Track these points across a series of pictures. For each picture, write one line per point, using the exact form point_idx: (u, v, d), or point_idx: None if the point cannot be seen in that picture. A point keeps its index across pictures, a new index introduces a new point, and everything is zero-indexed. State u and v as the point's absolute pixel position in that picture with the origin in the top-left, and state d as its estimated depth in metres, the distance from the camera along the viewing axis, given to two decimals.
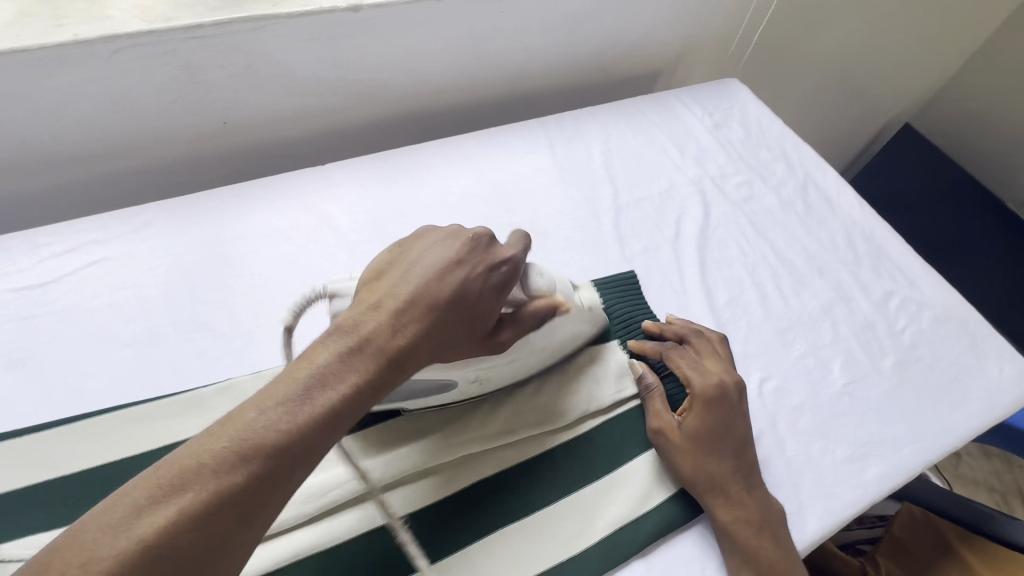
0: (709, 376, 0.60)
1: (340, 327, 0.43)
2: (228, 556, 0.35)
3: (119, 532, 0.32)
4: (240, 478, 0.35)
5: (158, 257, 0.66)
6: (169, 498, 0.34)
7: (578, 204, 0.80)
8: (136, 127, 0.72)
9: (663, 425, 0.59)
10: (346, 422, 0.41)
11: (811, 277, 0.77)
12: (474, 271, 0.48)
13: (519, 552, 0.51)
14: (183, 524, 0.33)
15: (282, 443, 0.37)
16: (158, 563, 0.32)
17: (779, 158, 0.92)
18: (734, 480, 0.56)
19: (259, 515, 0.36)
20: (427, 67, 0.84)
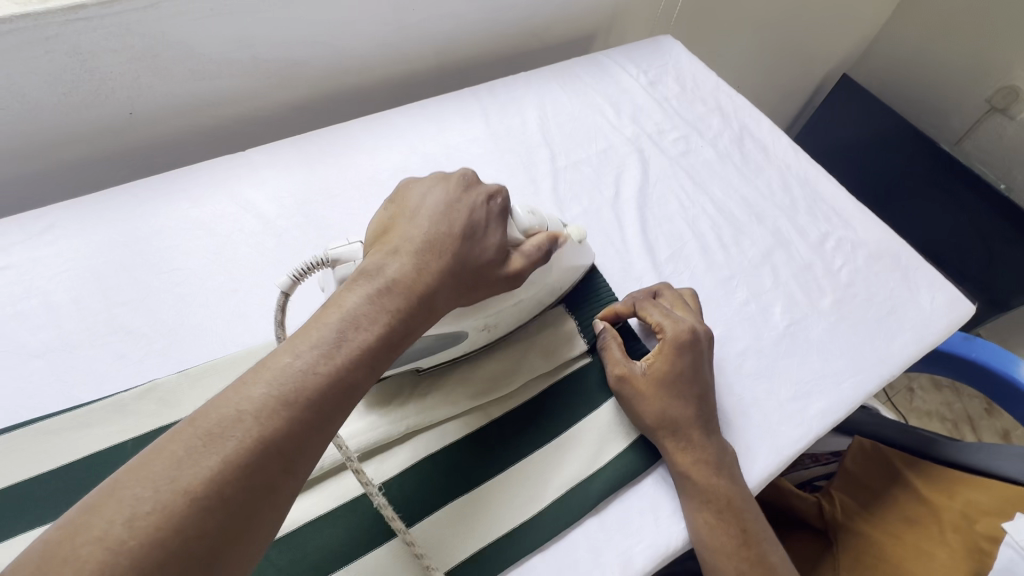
0: (681, 322, 0.59)
1: (364, 274, 0.44)
2: (277, 504, 0.35)
3: (163, 485, 0.31)
4: (284, 421, 0.35)
5: (65, 261, 0.62)
6: (213, 447, 0.33)
7: (515, 171, 0.78)
8: (29, 125, 0.67)
9: (625, 372, 0.58)
10: (380, 362, 0.41)
11: (750, 226, 0.78)
12: (476, 205, 0.51)
13: (470, 522, 0.51)
14: (231, 473, 0.33)
15: (322, 384, 0.37)
16: (210, 513, 0.32)
17: (715, 111, 0.92)
18: (694, 422, 0.56)
19: (305, 459, 0.36)
20: (348, 41, 0.80)
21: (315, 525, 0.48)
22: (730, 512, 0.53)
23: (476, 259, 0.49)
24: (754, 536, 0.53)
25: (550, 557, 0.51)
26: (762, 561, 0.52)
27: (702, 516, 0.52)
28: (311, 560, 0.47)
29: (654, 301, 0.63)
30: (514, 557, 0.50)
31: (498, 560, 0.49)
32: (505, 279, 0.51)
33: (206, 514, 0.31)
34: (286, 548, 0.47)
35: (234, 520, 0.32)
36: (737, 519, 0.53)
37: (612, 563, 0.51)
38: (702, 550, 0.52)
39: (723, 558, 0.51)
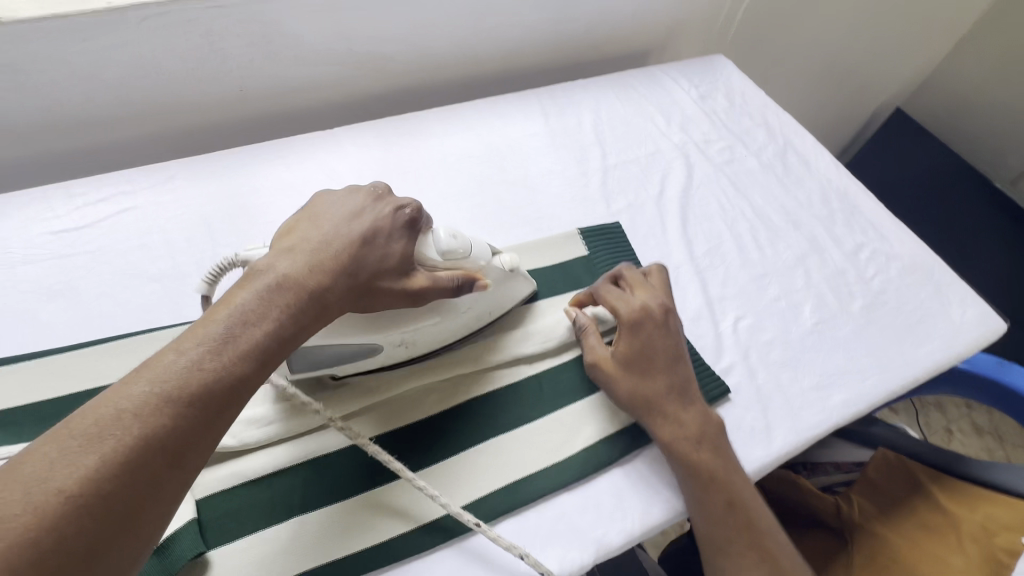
0: (632, 302, 0.64)
1: (253, 274, 0.47)
2: (162, 500, 0.37)
3: (33, 487, 0.33)
4: (168, 416, 0.38)
5: (181, 206, 0.72)
6: (90, 446, 0.35)
7: (568, 165, 0.86)
8: (159, 90, 0.78)
9: (597, 358, 0.62)
10: (266, 362, 0.44)
11: (787, 232, 0.82)
12: (382, 213, 0.55)
13: (511, 457, 0.57)
14: (109, 469, 0.35)
15: (210, 379, 0.40)
16: (87, 509, 0.33)
17: (760, 126, 0.97)
18: (669, 396, 0.60)
19: (189, 456, 0.38)
20: (430, 40, 0.90)
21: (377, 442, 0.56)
22: (715, 482, 0.56)
23: (374, 271, 0.51)
24: (740, 502, 0.56)
25: (576, 497, 0.57)
26: (749, 523, 0.56)
27: (688, 484, 0.56)
28: (372, 467, 0.55)
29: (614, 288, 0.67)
30: (547, 490, 0.56)
31: (531, 492, 0.56)
32: (407, 295, 0.54)
33: (81, 509, 0.33)
34: (350, 455, 0.55)
35: (116, 514, 0.35)
36: (721, 489, 0.56)
37: (633, 509, 0.57)
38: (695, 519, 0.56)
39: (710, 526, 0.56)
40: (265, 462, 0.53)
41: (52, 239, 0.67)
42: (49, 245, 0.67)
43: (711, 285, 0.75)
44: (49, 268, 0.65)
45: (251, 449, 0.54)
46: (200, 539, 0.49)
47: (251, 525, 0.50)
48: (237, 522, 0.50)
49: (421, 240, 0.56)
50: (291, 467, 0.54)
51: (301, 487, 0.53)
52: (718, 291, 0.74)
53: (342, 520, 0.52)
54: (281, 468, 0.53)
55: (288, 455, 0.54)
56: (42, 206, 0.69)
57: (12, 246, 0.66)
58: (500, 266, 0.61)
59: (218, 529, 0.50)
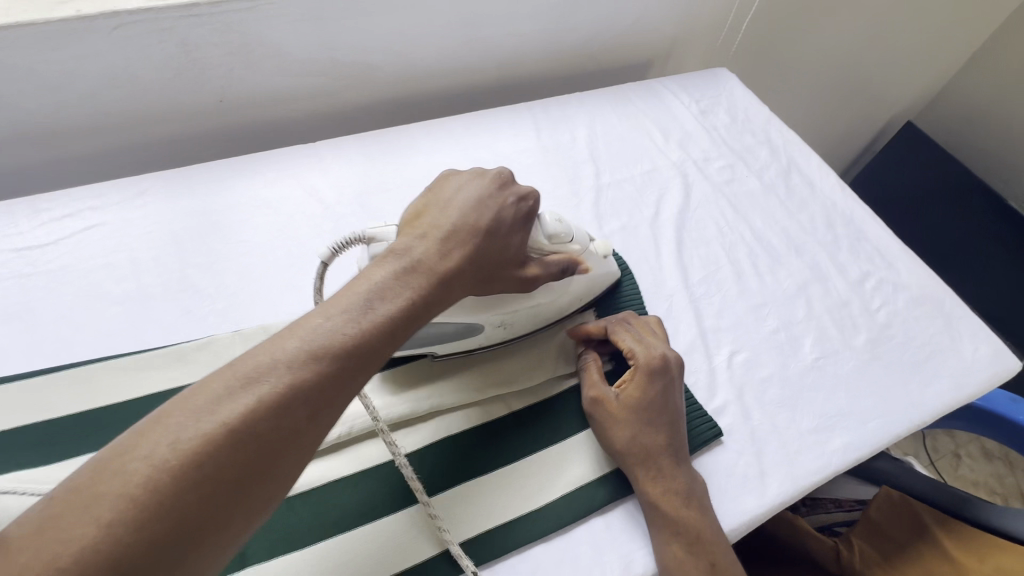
0: (653, 349, 0.59)
1: (393, 252, 0.46)
2: (302, 450, 0.36)
3: (203, 417, 0.33)
4: (313, 372, 0.37)
5: (151, 223, 0.69)
6: (249, 388, 0.35)
7: (560, 183, 0.82)
8: (133, 101, 0.75)
9: (600, 395, 0.58)
10: (402, 334, 0.43)
11: (788, 258, 0.78)
12: (506, 202, 0.52)
13: (480, 506, 0.53)
14: (263, 413, 0.35)
15: (353, 342, 0.39)
16: (241, 449, 0.33)
17: (763, 143, 0.93)
18: (666, 451, 0.55)
19: (327, 414, 0.37)
20: (418, 50, 0.87)
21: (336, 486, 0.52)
22: (702, 546, 0.52)
23: (497, 260, 0.51)
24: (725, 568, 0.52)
25: (553, 549, 0.53)
26: None
27: (671, 546, 0.51)
28: (329, 515, 0.51)
29: (630, 328, 0.62)
30: (518, 543, 0.52)
31: (502, 543, 0.52)
32: (519, 284, 0.55)
33: (239, 447, 0.33)
34: (308, 501, 0.51)
35: (264, 459, 0.34)
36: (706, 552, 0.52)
37: (613, 563, 0.53)
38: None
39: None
40: None
41: (12, 257, 0.64)
42: (8, 263, 0.64)
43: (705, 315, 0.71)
44: (7, 287, 0.62)
45: None
46: None
47: None
48: None
49: (536, 228, 0.56)
50: None
51: (251, 536, 0.49)
52: (712, 322, 0.70)
53: (294, 573, 0.47)
54: None
55: None
56: (6, 221, 0.67)
57: None
58: (596, 253, 0.63)
59: None
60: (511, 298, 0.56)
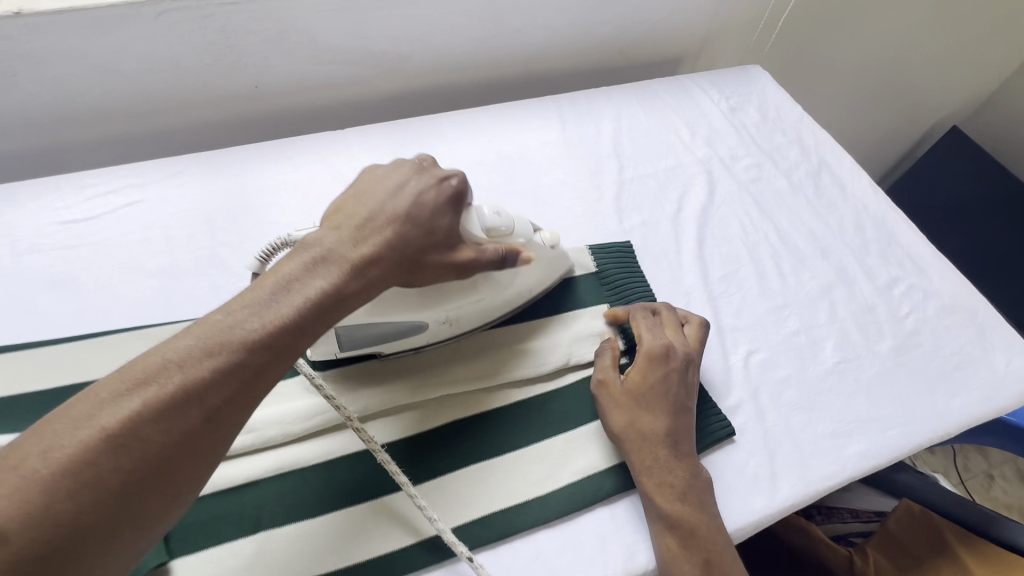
0: (658, 338, 0.60)
1: (304, 244, 0.45)
2: (198, 454, 0.37)
3: (81, 424, 0.34)
4: (206, 372, 0.37)
5: (186, 203, 0.72)
6: (134, 392, 0.36)
7: (582, 176, 0.82)
8: (173, 85, 0.79)
9: (605, 380, 0.59)
10: (314, 327, 0.42)
11: (813, 259, 0.77)
12: (427, 186, 0.50)
13: (488, 488, 0.54)
14: (148, 417, 0.35)
15: (252, 342, 0.39)
16: (123, 454, 0.34)
17: (794, 142, 0.91)
18: (666, 444, 0.55)
19: (225, 415, 0.38)
20: (447, 41, 0.88)
21: (351, 459, 0.54)
22: (696, 541, 0.51)
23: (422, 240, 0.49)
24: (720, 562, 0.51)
25: (557, 535, 0.53)
26: None
27: (667, 539, 0.51)
28: (344, 485, 0.53)
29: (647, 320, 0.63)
30: (523, 526, 0.53)
31: (507, 526, 0.53)
32: (455, 266, 0.52)
33: (119, 454, 0.34)
34: (323, 472, 0.53)
35: (148, 465, 0.35)
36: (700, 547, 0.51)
37: (616, 554, 0.53)
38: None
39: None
40: (236, 472, 0.52)
41: (59, 228, 0.68)
42: (55, 234, 0.68)
43: (723, 313, 0.70)
44: (53, 257, 0.66)
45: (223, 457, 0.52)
46: (163, 547, 0.48)
47: (213, 537, 0.49)
48: (202, 533, 0.49)
49: (465, 210, 0.53)
50: (264, 479, 0.52)
51: (270, 501, 0.51)
52: (731, 321, 0.69)
53: (309, 538, 0.50)
54: (252, 479, 0.52)
55: (261, 465, 0.53)
56: (54, 195, 0.71)
57: (20, 233, 0.67)
58: (541, 242, 0.61)
59: (181, 539, 0.49)
60: (453, 292, 0.55)
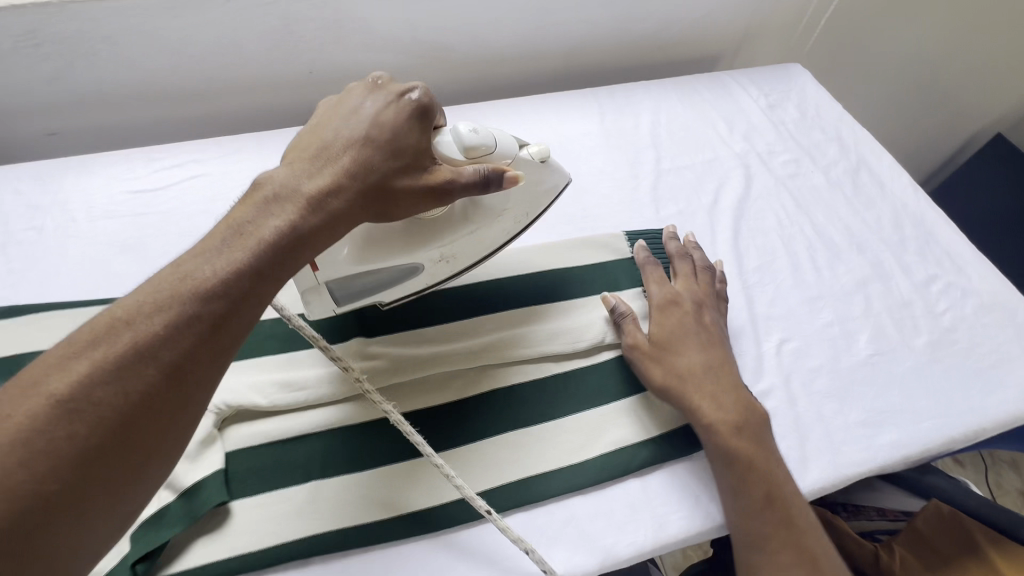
0: (668, 291, 0.66)
1: (252, 189, 0.44)
2: (165, 414, 0.35)
3: (27, 393, 0.32)
4: (159, 325, 0.36)
5: (244, 178, 0.77)
6: (85, 353, 0.34)
7: (620, 166, 0.84)
8: (235, 68, 0.83)
9: (635, 343, 0.62)
10: (276, 270, 0.41)
11: (849, 254, 0.77)
12: (382, 110, 0.49)
13: (525, 454, 0.57)
14: (99, 377, 0.34)
15: (204, 290, 0.37)
16: (75, 417, 0.33)
17: (833, 140, 0.91)
18: (706, 385, 0.59)
19: (191, 370, 0.36)
20: (492, 33, 0.91)
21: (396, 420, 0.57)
22: (756, 470, 0.55)
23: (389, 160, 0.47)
24: (793, 519, 0.53)
25: (590, 502, 0.56)
26: (794, 526, 0.53)
27: (733, 471, 0.55)
28: (390, 443, 0.56)
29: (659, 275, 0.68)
30: (558, 491, 0.55)
31: (542, 490, 0.55)
32: (426, 185, 0.48)
33: (72, 418, 0.33)
34: (370, 430, 0.56)
35: (108, 429, 0.33)
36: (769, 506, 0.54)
37: (647, 523, 0.55)
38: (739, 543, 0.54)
39: (764, 549, 0.53)
40: (291, 425, 0.56)
41: (130, 197, 0.73)
42: (127, 203, 0.73)
43: (757, 302, 0.72)
44: (125, 223, 0.71)
45: (278, 411, 0.56)
46: (224, 488, 0.51)
47: (269, 483, 0.53)
48: (259, 478, 0.53)
49: (427, 129, 0.50)
50: (316, 433, 0.56)
51: (321, 453, 0.55)
52: (764, 310, 0.70)
53: (357, 489, 0.53)
54: (304, 433, 0.55)
55: (312, 420, 0.56)
56: (126, 167, 0.76)
57: (96, 200, 0.73)
58: (527, 158, 0.57)
59: (241, 482, 0.53)
60: (441, 226, 0.55)
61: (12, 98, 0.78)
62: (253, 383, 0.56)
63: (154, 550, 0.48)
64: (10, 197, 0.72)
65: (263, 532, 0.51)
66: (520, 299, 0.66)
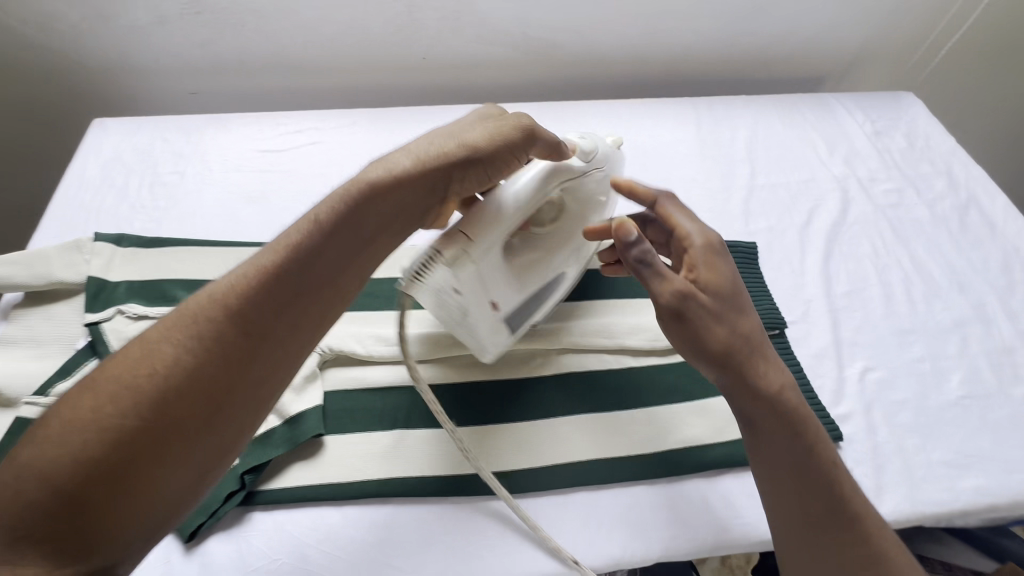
0: (705, 231, 0.57)
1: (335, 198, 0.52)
2: (233, 375, 0.41)
3: (133, 351, 0.41)
4: (232, 299, 0.43)
5: (358, 149, 0.83)
6: (177, 322, 0.42)
7: (713, 176, 0.84)
8: (358, 48, 0.90)
9: (686, 289, 0.51)
10: (329, 249, 0.47)
11: (948, 292, 0.74)
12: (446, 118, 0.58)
13: (596, 436, 0.59)
14: (184, 340, 0.41)
15: (267, 270, 0.45)
16: (161, 369, 0.40)
17: (941, 174, 0.88)
18: (761, 350, 0.52)
19: (255, 338, 0.43)
20: (599, 35, 0.93)
21: (480, 386, 0.61)
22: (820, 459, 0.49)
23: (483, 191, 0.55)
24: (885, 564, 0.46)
25: (655, 493, 0.57)
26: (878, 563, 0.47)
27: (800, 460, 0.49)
28: (471, 407, 0.60)
29: (681, 206, 0.60)
30: (625, 477, 0.57)
31: (609, 473, 0.57)
32: (510, 147, 0.52)
33: (160, 371, 0.40)
34: (454, 392, 0.60)
35: (186, 382, 0.40)
36: (846, 553, 0.47)
37: (709, 522, 0.56)
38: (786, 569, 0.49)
39: None
40: (386, 376, 0.60)
41: (259, 155, 0.81)
42: (255, 159, 0.81)
43: (843, 327, 0.70)
44: (252, 177, 0.79)
45: (373, 361, 0.61)
46: (322, 421, 0.57)
47: (361, 424, 0.58)
48: (352, 418, 0.58)
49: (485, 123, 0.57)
50: (405, 386, 0.60)
51: (407, 405, 0.59)
52: (850, 336, 0.69)
53: (437, 443, 0.57)
54: (395, 385, 0.60)
55: (403, 374, 0.61)
56: (257, 128, 0.84)
57: (230, 154, 0.81)
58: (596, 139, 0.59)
59: (336, 419, 0.58)
60: (566, 230, 0.58)
61: (169, 59, 0.88)
62: (353, 332, 0.61)
63: (262, 463, 0.53)
64: (160, 144, 0.81)
65: (351, 466, 0.55)
66: (604, 292, 0.68)
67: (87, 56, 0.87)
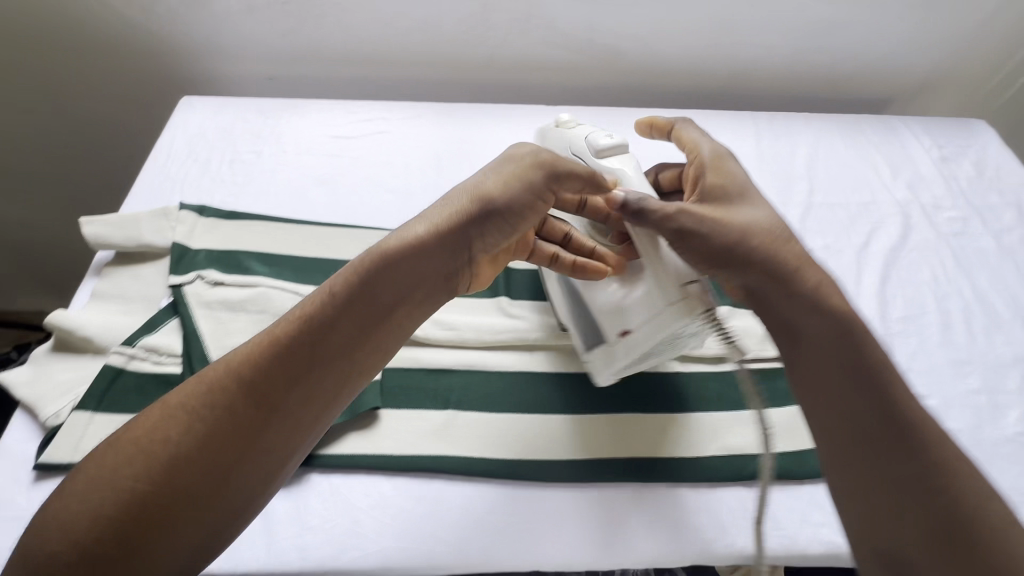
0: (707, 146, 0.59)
1: None
2: (237, 448, 0.43)
3: (155, 411, 0.44)
4: (241, 371, 0.45)
5: (423, 141, 0.86)
6: (194, 385, 0.45)
7: (770, 191, 0.84)
8: (430, 44, 0.93)
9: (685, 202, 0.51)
10: (342, 322, 0.48)
11: (1011, 326, 0.72)
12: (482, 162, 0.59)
13: (639, 436, 0.60)
14: (197, 409, 0.43)
15: (276, 340, 0.46)
16: (171, 438, 0.42)
17: (1011, 205, 0.85)
18: (778, 240, 0.50)
19: (259, 413, 0.44)
20: (665, 44, 0.94)
21: (529, 377, 0.63)
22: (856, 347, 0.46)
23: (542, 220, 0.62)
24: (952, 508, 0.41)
25: (694, 496, 0.58)
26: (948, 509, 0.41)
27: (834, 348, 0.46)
28: (519, 395, 0.62)
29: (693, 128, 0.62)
30: (665, 478, 0.58)
31: (651, 473, 0.58)
32: (531, 193, 0.53)
33: (174, 437, 0.42)
34: (503, 380, 0.63)
35: (193, 451, 0.42)
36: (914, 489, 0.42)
37: (748, 532, 0.56)
38: (843, 513, 0.44)
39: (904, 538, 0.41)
40: (440, 358, 0.63)
41: (330, 141, 0.85)
42: (326, 145, 0.85)
43: (896, 352, 0.69)
44: (323, 161, 0.83)
45: (430, 344, 0.64)
46: (379, 396, 0.60)
47: (414, 401, 0.61)
48: (406, 395, 0.61)
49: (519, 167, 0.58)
50: (457, 370, 0.63)
51: (459, 388, 0.62)
52: (903, 361, 0.68)
53: (484, 427, 0.59)
54: (448, 367, 0.63)
55: (456, 358, 0.63)
56: (330, 115, 0.88)
57: (303, 138, 0.85)
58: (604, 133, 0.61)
59: (391, 394, 0.61)
60: None
61: (253, 45, 0.94)
62: None
63: None
64: (240, 124, 0.87)
65: (403, 440, 0.58)
66: None
67: (180, 37, 0.93)
